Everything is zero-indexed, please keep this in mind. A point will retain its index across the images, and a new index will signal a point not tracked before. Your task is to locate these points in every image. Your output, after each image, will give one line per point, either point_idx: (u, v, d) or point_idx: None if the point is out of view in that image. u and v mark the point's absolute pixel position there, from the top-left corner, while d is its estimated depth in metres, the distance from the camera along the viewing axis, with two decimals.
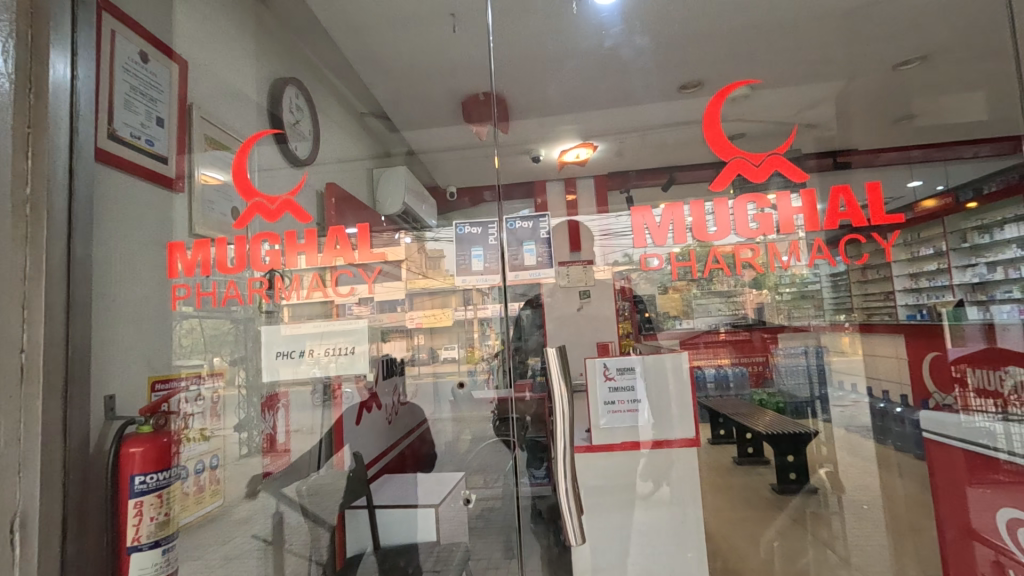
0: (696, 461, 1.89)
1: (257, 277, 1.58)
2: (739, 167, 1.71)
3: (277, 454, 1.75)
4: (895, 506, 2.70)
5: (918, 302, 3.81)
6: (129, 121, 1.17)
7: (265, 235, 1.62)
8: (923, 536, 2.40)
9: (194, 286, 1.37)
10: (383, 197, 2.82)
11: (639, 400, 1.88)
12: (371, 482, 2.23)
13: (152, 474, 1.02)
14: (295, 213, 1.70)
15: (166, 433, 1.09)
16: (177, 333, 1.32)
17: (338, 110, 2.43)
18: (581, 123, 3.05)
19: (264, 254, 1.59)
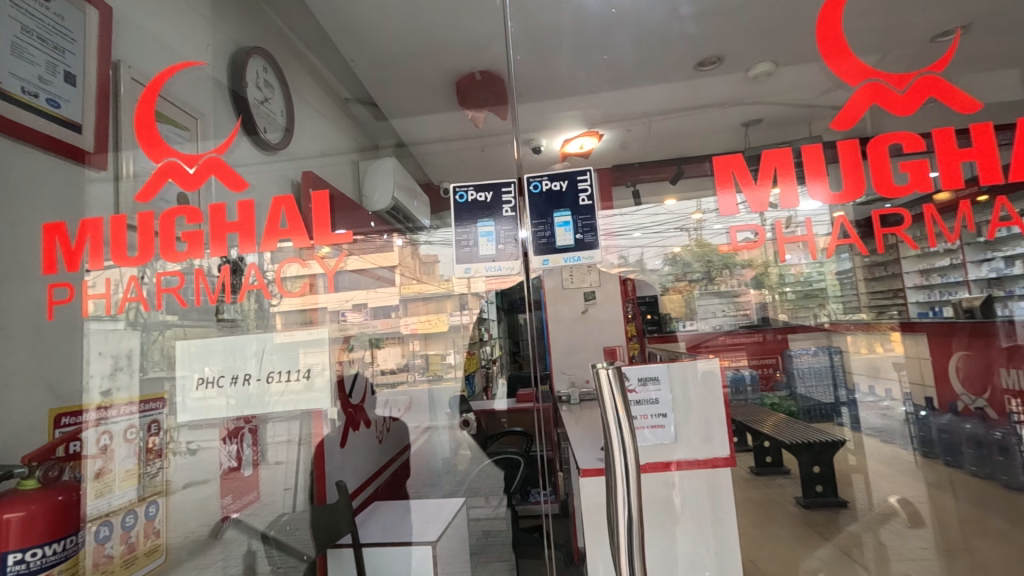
0: (729, 484, 1.62)
1: (169, 272, 1.26)
2: (876, 95, 1.27)
3: (237, 491, 1.50)
4: (942, 523, 2.44)
5: (931, 300, 3.26)
6: (21, 73, 1.04)
7: (182, 211, 1.29)
8: (979, 558, 2.15)
9: (78, 286, 1.19)
10: (371, 191, 2.55)
11: (665, 414, 1.60)
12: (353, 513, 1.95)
13: (35, 548, 0.89)
14: (220, 177, 1.37)
15: (62, 489, 0.97)
16: (83, 343, 1.18)
17: (317, 96, 2.21)
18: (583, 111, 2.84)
19: (179, 239, 1.28)
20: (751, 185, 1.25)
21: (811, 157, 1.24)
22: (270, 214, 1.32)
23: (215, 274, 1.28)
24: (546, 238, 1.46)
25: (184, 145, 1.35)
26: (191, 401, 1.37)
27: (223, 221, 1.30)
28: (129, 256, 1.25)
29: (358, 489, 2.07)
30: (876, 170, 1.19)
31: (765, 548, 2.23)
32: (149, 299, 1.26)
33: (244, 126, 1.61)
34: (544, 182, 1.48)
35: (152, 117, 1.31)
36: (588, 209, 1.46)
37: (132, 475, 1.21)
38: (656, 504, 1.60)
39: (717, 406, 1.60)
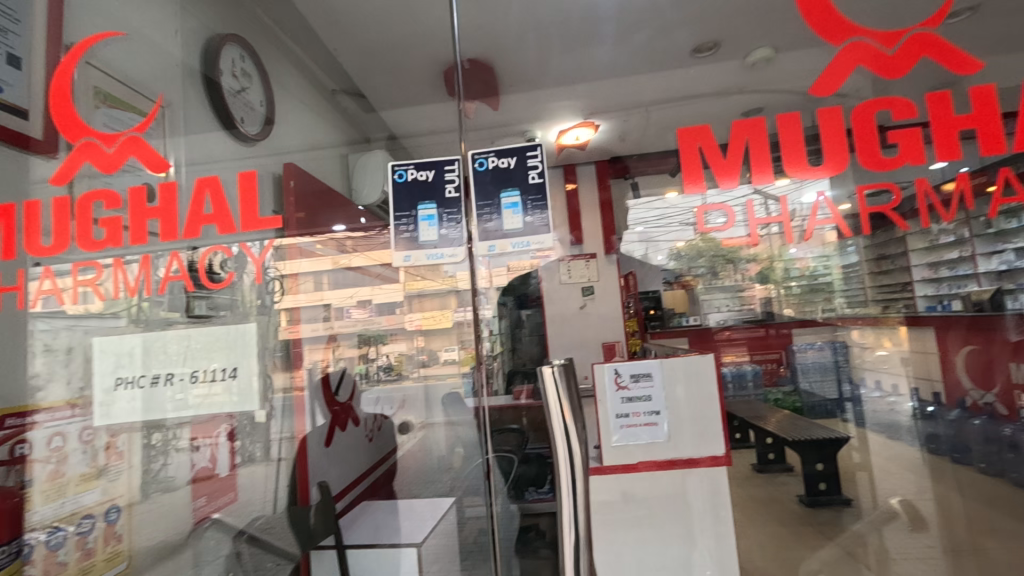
0: (722, 484, 1.58)
1: (87, 262, 1.25)
2: (863, 56, 1.30)
3: (215, 492, 1.45)
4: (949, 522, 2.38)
5: (939, 293, 3.26)
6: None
7: (98, 196, 1.25)
8: (988, 559, 2.10)
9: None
10: (360, 186, 2.38)
11: (659, 411, 1.55)
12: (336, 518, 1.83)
13: None
14: (139, 155, 1.31)
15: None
16: (29, 339, 1.14)
17: (302, 86, 2.17)
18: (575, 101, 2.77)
19: (97, 226, 1.24)
20: (721, 164, 1.28)
21: (789, 134, 1.24)
22: (194, 197, 1.32)
23: (163, 261, 1.29)
24: (492, 221, 1.41)
25: (98, 121, 1.26)
26: (189, 398, 1.35)
27: (144, 206, 1.28)
28: (47, 246, 1.21)
29: (345, 489, 2.02)
30: (863, 143, 1.22)
31: (764, 548, 2.19)
32: (65, 291, 1.23)
33: (220, 116, 1.57)
34: (491, 159, 1.42)
35: (72, 106, 1.21)
36: (539, 186, 1.39)
37: (93, 478, 1.18)
38: (649, 500, 1.58)
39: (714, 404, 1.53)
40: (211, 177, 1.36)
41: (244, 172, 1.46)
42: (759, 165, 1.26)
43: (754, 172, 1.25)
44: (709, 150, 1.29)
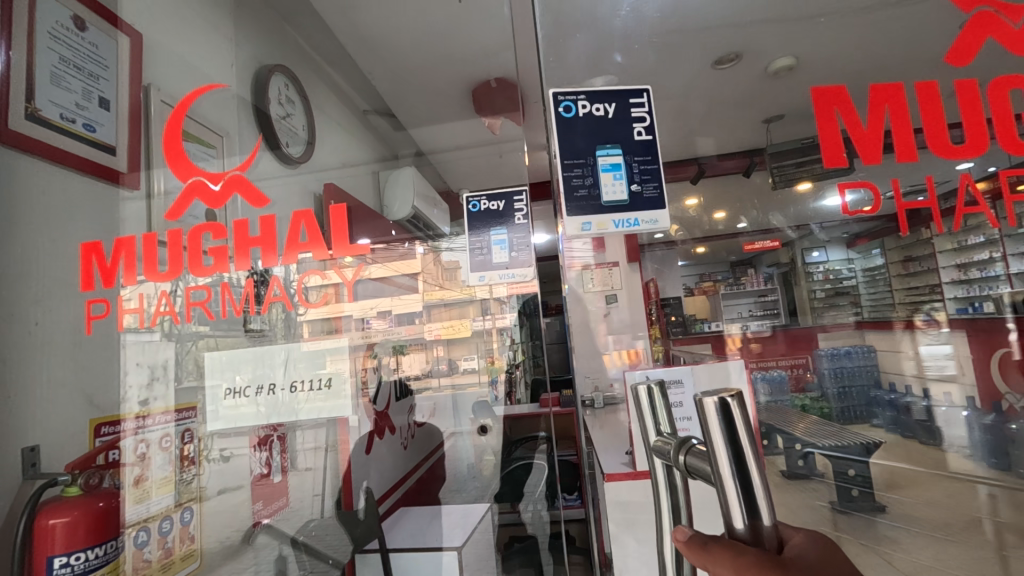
0: None
1: (198, 287, 1.29)
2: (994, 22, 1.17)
3: (268, 497, 1.51)
4: None
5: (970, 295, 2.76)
6: (59, 101, 1.11)
7: (207, 227, 1.30)
8: None
9: (114, 301, 1.21)
10: (390, 201, 2.60)
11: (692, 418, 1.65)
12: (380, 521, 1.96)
13: (79, 552, 0.94)
14: (242, 194, 1.41)
15: (103, 496, 1.01)
16: (122, 355, 1.22)
17: (340, 108, 2.28)
18: None
19: (206, 255, 1.29)
20: (861, 135, 1.11)
21: (930, 108, 1.08)
22: (291, 227, 1.36)
23: (264, 283, 1.34)
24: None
25: (204, 160, 1.38)
26: (220, 409, 1.39)
27: (247, 236, 1.32)
28: (160, 272, 1.26)
29: (386, 493, 2.13)
30: (1000, 125, 1.07)
31: None
32: (179, 311, 1.30)
33: (270, 142, 1.68)
34: (582, 104, 1.19)
35: (177, 131, 1.35)
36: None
37: (170, 482, 1.25)
38: None
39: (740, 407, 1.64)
40: (304, 211, 1.42)
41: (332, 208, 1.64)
42: (900, 147, 1.10)
43: (861, 150, 1.10)
44: (848, 120, 1.12)
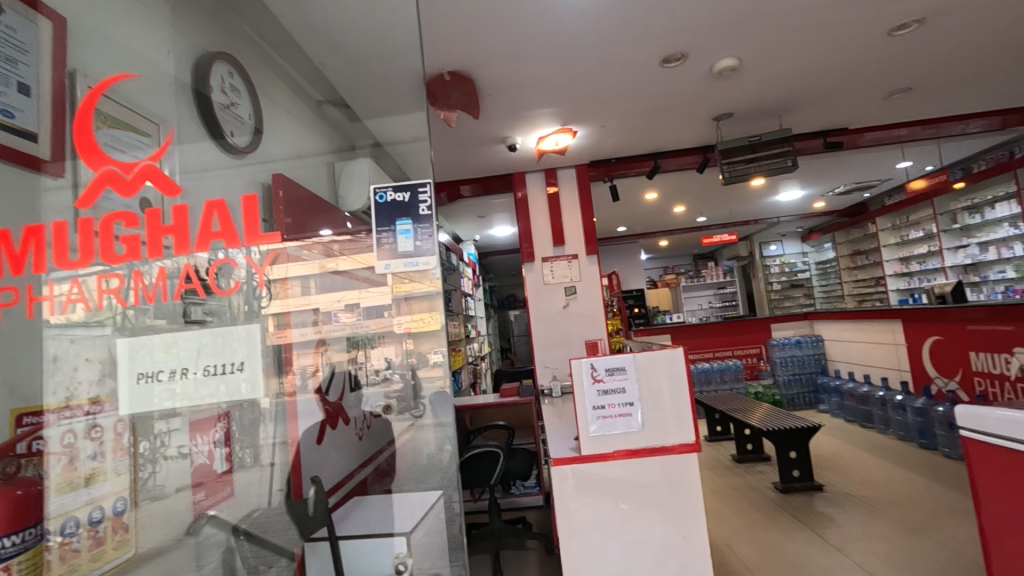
0: (696, 468, 1.89)
1: (111, 274, 1.22)
2: None
3: (211, 486, 1.52)
4: (918, 527, 2.59)
5: None
6: None
7: (118, 215, 1.24)
8: (924, 545, 2.41)
9: (26, 290, 1.14)
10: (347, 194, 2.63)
11: (633, 403, 1.89)
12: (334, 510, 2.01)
13: None
14: (156, 183, 1.34)
15: (22, 485, 1.01)
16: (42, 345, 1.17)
17: (288, 96, 2.24)
18: (557, 111, 2.89)
19: (118, 241, 1.22)
20: None
21: None
22: (203, 217, 1.32)
23: (176, 272, 1.30)
24: (389, 244, 1.48)
25: (119, 149, 1.30)
26: (164, 398, 1.33)
27: (160, 224, 1.27)
28: (71, 258, 1.18)
29: (339, 484, 2.16)
30: None
31: (739, 526, 2.81)
32: (96, 300, 1.22)
33: (212, 132, 1.66)
34: None
35: (91, 128, 1.26)
36: (426, 219, 1.49)
37: (101, 473, 1.22)
38: (633, 484, 1.89)
39: (684, 393, 1.88)
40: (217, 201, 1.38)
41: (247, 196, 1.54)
42: None
43: None
44: None
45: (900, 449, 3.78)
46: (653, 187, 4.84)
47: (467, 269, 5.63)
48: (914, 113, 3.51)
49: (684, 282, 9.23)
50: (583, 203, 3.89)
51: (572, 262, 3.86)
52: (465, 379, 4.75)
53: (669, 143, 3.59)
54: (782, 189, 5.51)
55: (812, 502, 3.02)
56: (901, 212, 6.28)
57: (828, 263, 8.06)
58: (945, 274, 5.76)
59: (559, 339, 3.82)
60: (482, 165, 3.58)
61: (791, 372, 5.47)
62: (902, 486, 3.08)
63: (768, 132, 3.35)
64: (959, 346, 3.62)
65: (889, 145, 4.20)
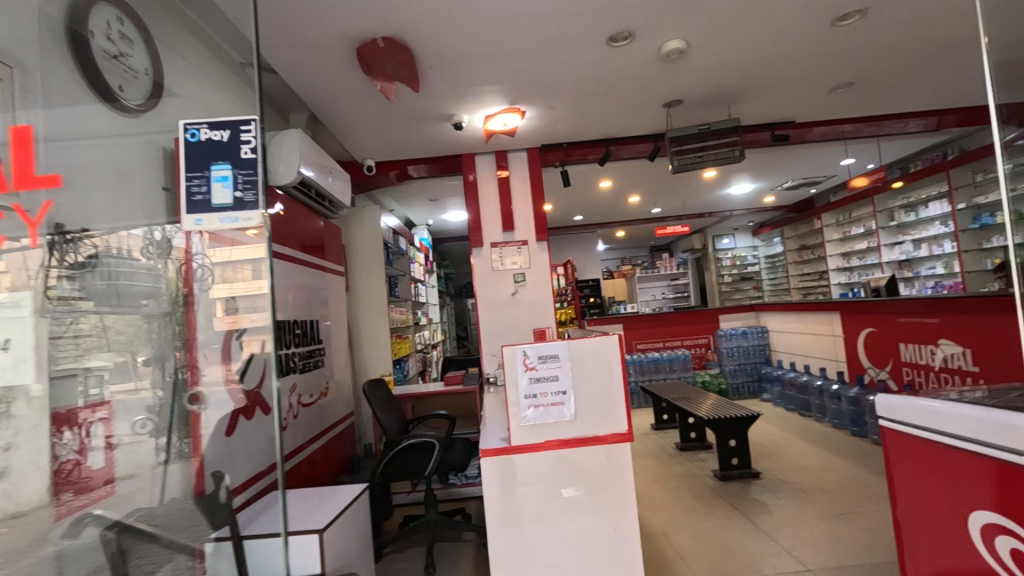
0: (628, 457, 1.84)
1: None
2: None
3: (82, 487, 1.34)
4: (845, 512, 2.66)
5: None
6: None
7: None
8: (848, 530, 2.48)
9: None
10: (274, 164, 2.50)
11: (566, 392, 1.82)
12: (240, 512, 1.85)
13: None
14: None
15: None
16: None
17: (196, 58, 2.02)
18: (504, 89, 2.77)
19: None
20: None
21: None
22: None
23: None
24: (202, 196, 1.31)
25: None
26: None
27: None
28: None
29: (245, 484, 2.00)
30: None
31: (675, 513, 2.83)
32: None
33: (91, 86, 1.46)
34: None
35: None
36: (249, 164, 1.30)
37: None
38: (562, 475, 1.82)
39: (618, 382, 1.84)
40: None
41: (16, 127, 1.22)
42: None
43: None
44: None
45: (834, 436, 3.91)
46: (607, 175, 4.80)
47: (417, 255, 5.46)
48: (856, 109, 3.58)
49: (640, 273, 9.33)
50: (534, 188, 3.80)
51: (521, 249, 3.77)
52: (412, 368, 4.62)
53: (621, 129, 3.53)
54: (734, 182, 5.59)
55: (748, 489, 3.07)
56: (844, 208, 6.51)
57: (776, 257, 8.31)
58: (881, 269, 6.02)
59: (506, 326, 3.73)
60: (428, 145, 3.43)
61: (737, 363, 5.61)
62: (832, 471, 3.18)
63: (717, 121, 3.33)
64: (890, 338, 3.76)
65: (833, 141, 4.30)
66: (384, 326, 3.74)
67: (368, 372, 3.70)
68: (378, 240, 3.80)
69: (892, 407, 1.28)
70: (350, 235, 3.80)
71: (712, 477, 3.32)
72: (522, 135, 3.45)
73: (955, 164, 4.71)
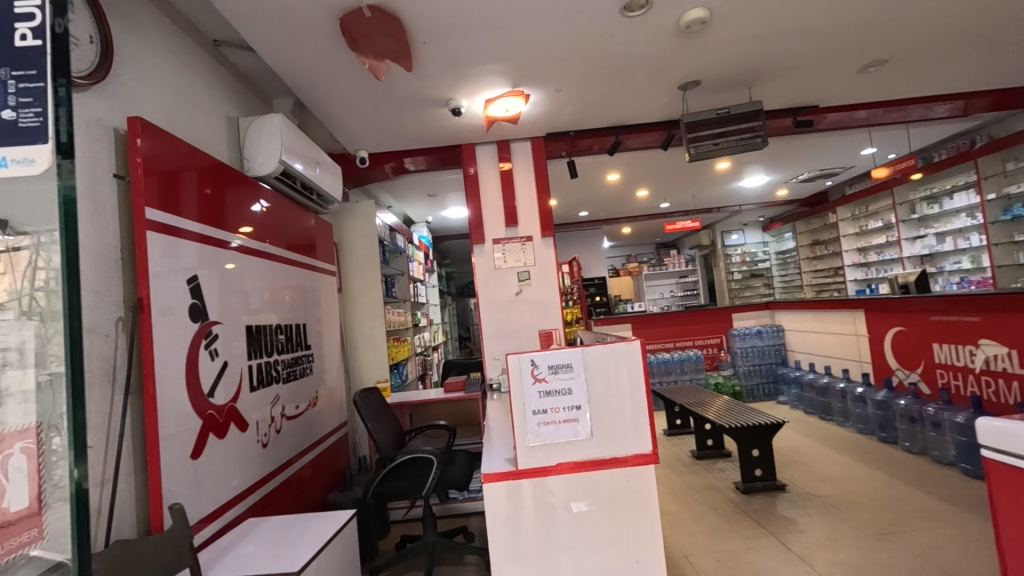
0: (653, 481, 1.60)
1: None
2: None
3: None
4: (887, 531, 2.41)
5: None
6: None
7: None
8: (892, 552, 2.23)
9: None
10: (253, 154, 2.28)
11: (580, 406, 1.58)
12: (201, 552, 1.60)
13: None
14: None
15: None
16: None
17: (157, 29, 1.79)
18: (505, 70, 2.53)
19: None
20: None
21: None
22: None
23: None
24: None
25: None
26: None
27: None
28: None
29: (214, 514, 1.72)
30: None
31: (697, 532, 2.59)
32: None
33: None
34: None
35: None
36: (29, 54, 0.65)
37: None
38: (578, 502, 1.58)
39: (641, 395, 1.59)
40: None
41: None
42: None
43: None
44: None
45: (861, 442, 3.66)
46: (615, 168, 4.56)
47: (417, 253, 5.23)
48: (885, 91, 3.33)
49: (646, 271, 9.09)
50: (538, 181, 3.55)
51: (525, 245, 3.53)
52: (411, 372, 4.39)
53: (632, 115, 3.28)
54: (747, 174, 5.35)
55: (774, 504, 2.83)
56: (861, 202, 6.25)
57: (787, 253, 8.06)
58: (902, 264, 5.77)
59: (510, 327, 3.50)
60: (425, 133, 3.20)
61: (751, 363, 5.36)
62: (864, 483, 2.94)
63: (737, 105, 3.08)
64: (921, 338, 3.52)
65: (856, 128, 4.05)
66: (380, 329, 3.51)
67: (363, 378, 3.47)
68: (373, 237, 3.57)
69: (994, 434, 1.03)
70: (343, 232, 3.56)
71: (734, 490, 3.07)
72: (525, 122, 3.21)
73: (983, 152, 4.44)
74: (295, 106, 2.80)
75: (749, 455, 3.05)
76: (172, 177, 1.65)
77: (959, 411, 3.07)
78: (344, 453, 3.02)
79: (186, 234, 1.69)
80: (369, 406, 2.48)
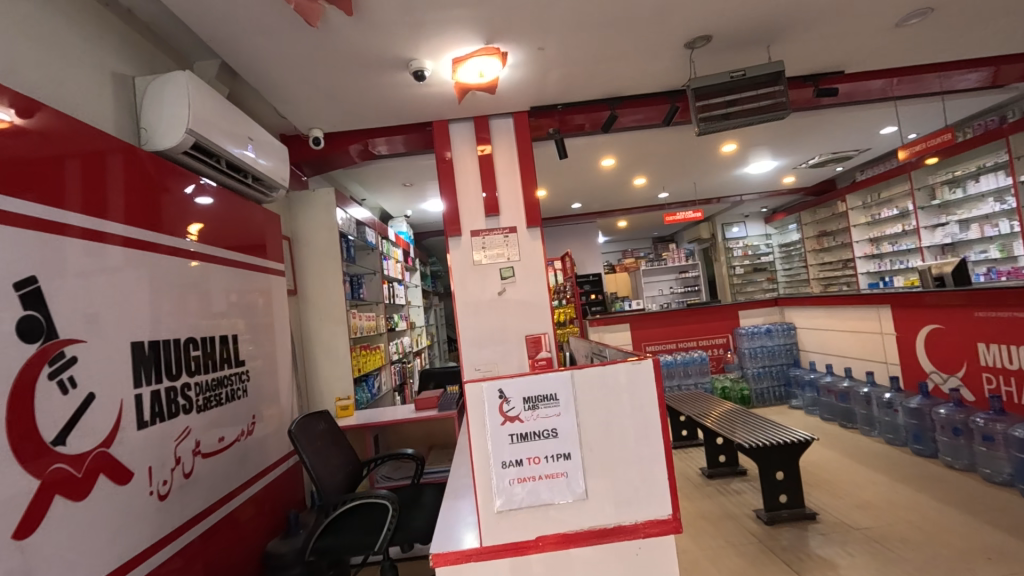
0: (676, 559, 1.14)
1: None
2: None
3: None
4: None
5: None
6: None
7: None
8: None
9: None
10: (154, 123, 1.80)
11: (570, 454, 1.12)
12: None
13: None
14: None
15: None
16: None
17: None
18: (473, 20, 2.05)
19: None
20: None
21: None
22: None
23: None
24: None
25: None
26: None
27: None
28: None
29: None
30: None
31: None
32: None
33: None
34: None
35: None
36: None
37: None
38: None
39: (655, 436, 1.13)
40: None
41: None
42: None
43: None
44: None
45: (893, 456, 3.21)
46: (610, 151, 4.10)
47: (393, 250, 4.75)
48: (920, 52, 2.88)
49: (643, 266, 8.64)
50: (523, 164, 3.09)
51: (508, 237, 3.06)
52: (385, 383, 3.91)
53: (630, 83, 2.83)
54: (753, 159, 4.90)
55: (806, 539, 2.37)
56: (872, 188, 5.83)
57: (792, 246, 7.64)
58: (921, 255, 5.33)
59: (491, 333, 3.03)
60: (389, 107, 2.73)
61: (761, 364, 4.89)
62: (909, 511, 2.49)
63: (754, 67, 2.61)
64: (961, 337, 3.10)
65: (880, 101, 3.60)
66: (342, 337, 3.04)
67: (322, 394, 3.00)
68: (331, 231, 3.09)
69: None
70: (297, 224, 3.08)
71: (756, 520, 2.61)
72: (504, 93, 2.75)
73: (1016, 129, 4.00)
74: (223, 70, 2.31)
75: (771, 479, 2.60)
76: (37, 157, 1.27)
77: (1016, 422, 2.63)
78: (291, 487, 2.53)
79: (113, 238, 1.52)
80: (313, 439, 1.99)
